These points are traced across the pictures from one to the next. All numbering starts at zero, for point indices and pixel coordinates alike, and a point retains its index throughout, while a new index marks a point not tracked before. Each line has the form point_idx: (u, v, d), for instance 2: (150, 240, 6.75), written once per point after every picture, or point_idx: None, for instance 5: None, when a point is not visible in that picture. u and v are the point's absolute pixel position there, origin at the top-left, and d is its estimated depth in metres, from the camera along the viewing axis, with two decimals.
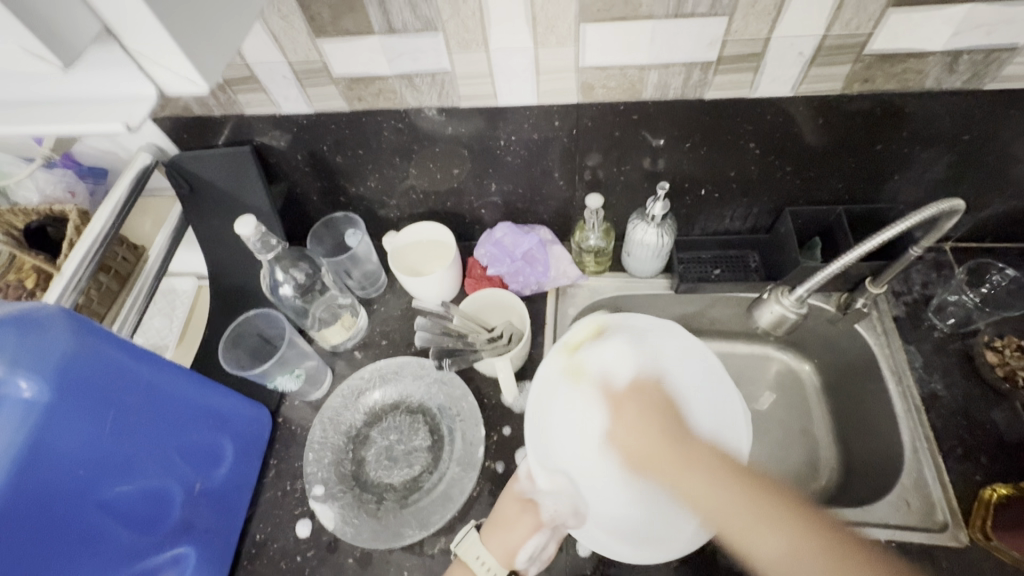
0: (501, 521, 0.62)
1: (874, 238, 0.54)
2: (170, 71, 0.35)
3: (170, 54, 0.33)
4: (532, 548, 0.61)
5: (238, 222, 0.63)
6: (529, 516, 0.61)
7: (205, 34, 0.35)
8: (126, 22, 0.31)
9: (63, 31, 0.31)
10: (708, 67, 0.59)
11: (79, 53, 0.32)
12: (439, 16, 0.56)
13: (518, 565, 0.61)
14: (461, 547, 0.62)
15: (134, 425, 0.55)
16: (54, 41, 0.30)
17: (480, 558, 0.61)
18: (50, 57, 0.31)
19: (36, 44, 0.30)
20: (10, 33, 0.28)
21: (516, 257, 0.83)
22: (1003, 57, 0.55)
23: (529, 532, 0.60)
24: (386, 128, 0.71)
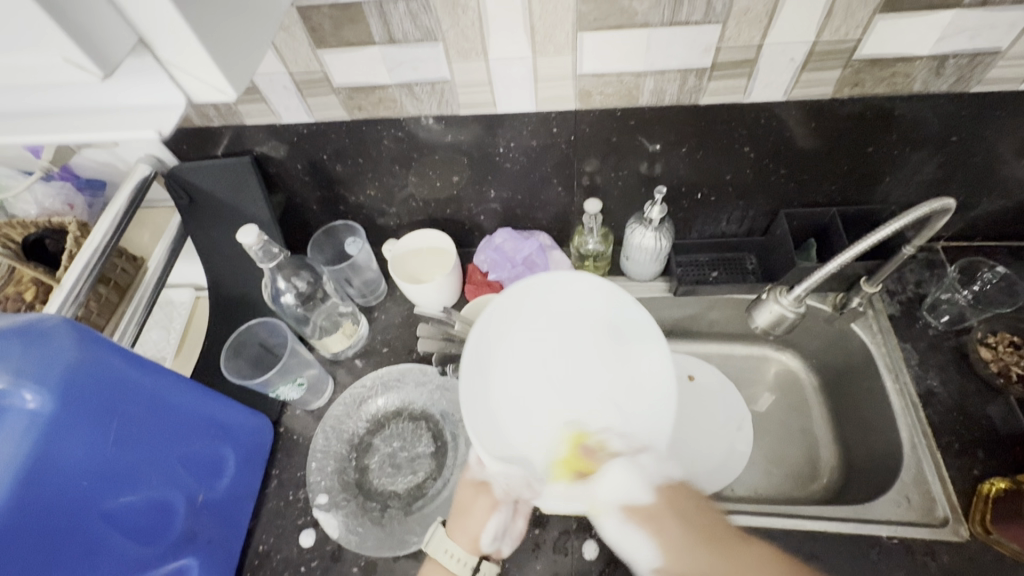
0: (459, 508, 0.64)
1: (869, 237, 0.55)
2: (199, 79, 0.35)
3: (203, 62, 0.34)
4: (496, 526, 0.62)
5: (241, 231, 0.63)
6: (483, 497, 0.63)
7: (233, 47, 0.36)
8: (164, 32, 0.32)
9: (98, 37, 0.30)
10: (702, 73, 0.60)
11: (116, 64, 0.32)
12: (439, 26, 0.57)
13: (485, 550, 0.62)
14: (428, 543, 0.61)
15: (137, 435, 0.55)
16: (90, 46, 0.30)
17: (447, 550, 0.60)
18: (90, 67, 0.31)
19: (77, 53, 0.29)
20: (53, 41, 0.29)
21: (517, 262, 0.84)
22: (987, 60, 0.57)
23: (487, 512, 0.62)
24: (386, 137, 0.72)
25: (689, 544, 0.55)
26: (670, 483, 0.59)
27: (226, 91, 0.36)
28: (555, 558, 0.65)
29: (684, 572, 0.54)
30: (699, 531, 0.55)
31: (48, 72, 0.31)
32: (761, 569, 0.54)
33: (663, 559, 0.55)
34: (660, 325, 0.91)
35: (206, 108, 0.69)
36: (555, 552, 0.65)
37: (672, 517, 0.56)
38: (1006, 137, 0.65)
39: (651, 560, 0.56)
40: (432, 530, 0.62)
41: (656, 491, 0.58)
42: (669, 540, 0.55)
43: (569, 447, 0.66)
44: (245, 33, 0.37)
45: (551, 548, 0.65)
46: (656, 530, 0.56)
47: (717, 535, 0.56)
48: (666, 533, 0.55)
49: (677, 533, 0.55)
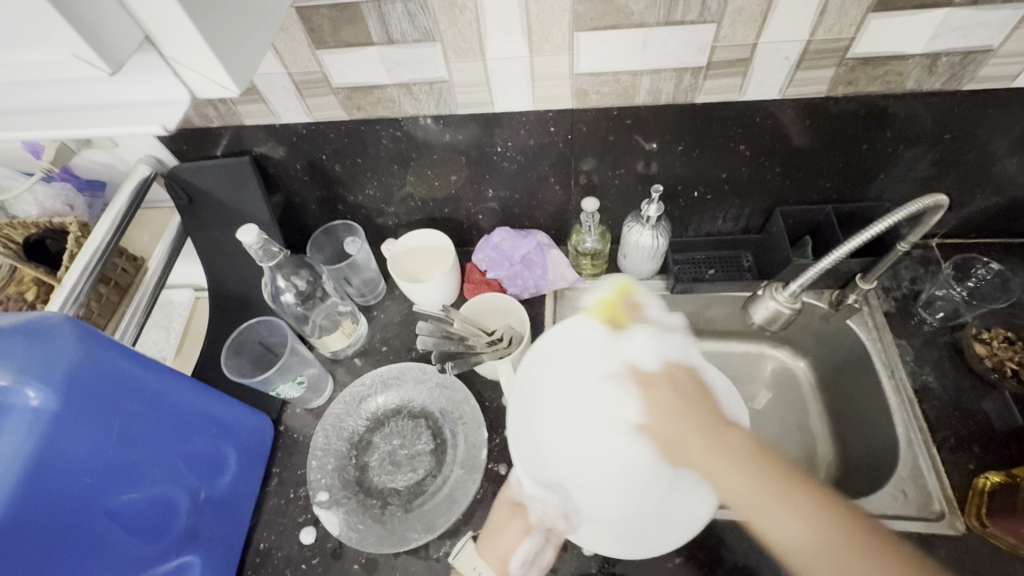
0: (492, 528, 0.61)
1: (863, 233, 0.56)
2: (200, 73, 0.36)
3: (205, 58, 0.35)
4: (526, 552, 0.59)
5: (241, 230, 0.64)
6: (518, 519, 0.60)
7: (235, 42, 0.36)
8: (166, 28, 0.32)
9: (106, 33, 0.31)
10: (698, 72, 0.61)
11: (123, 60, 0.32)
12: (437, 26, 0.57)
13: (514, 574, 0.59)
14: (456, 557, 0.61)
15: (140, 434, 0.56)
16: (96, 41, 0.30)
17: (474, 566, 0.60)
18: (98, 63, 0.31)
19: (86, 51, 0.30)
20: (63, 37, 0.29)
21: (514, 260, 0.84)
22: (979, 58, 0.57)
23: (519, 536, 0.59)
24: (385, 136, 0.72)
25: (677, 405, 0.55)
26: (668, 366, 0.59)
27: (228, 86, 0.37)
28: (554, 554, 0.65)
29: (666, 432, 0.55)
30: (688, 416, 0.54)
31: (56, 68, 0.31)
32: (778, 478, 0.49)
33: (655, 435, 0.56)
34: None
35: (206, 108, 0.69)
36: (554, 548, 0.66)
37: (671, 387, 0.57)
38: (999, 134, 0.66)
39: (638, 420, 0.57)
40: (460, 546, 0.62)
41: (664, 363, 0.60)
42: (656, 407, 0.56)
43: (614, 295, 0.65)
44: (246, 28, 0.37)
45: None
46: (651, 392, 0.57)
47: (761, 456, 0.50)
48: (663, 431, 0.55)
49: (666, 399, 0.56)
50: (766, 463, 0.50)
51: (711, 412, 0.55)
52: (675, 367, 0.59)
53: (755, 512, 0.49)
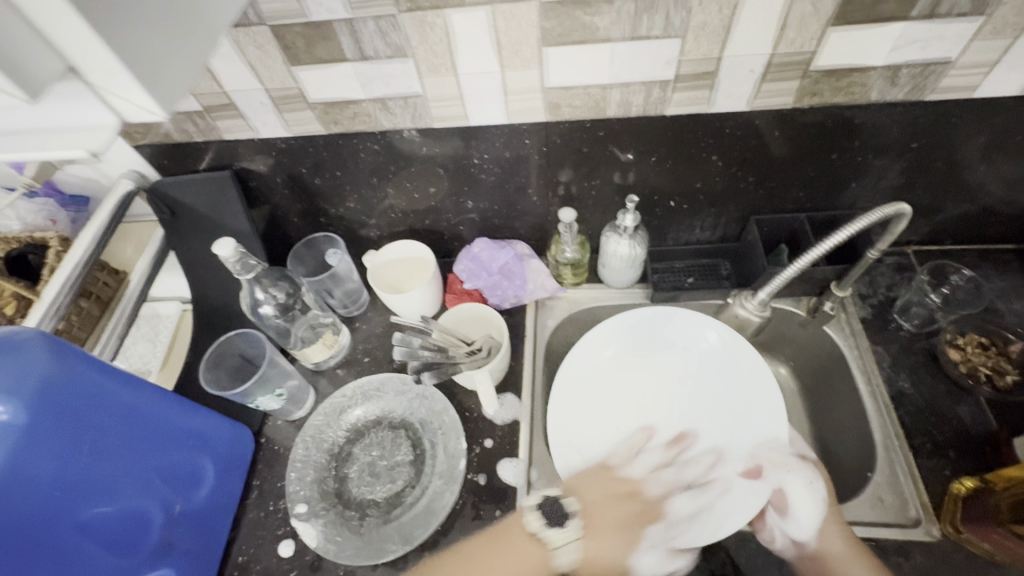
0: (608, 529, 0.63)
1: (826, 242, 0.57)
2: (123, 100, 0.33)
3: (125, 84, 0.32)
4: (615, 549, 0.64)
5: (217, 244, 0.64)
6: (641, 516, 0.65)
7: (157, 55, 0.33)
8: (79, 55, 0.30)
9: (22, 62, 0.30)
10: (666, 85, 0.62)
11: (43, 85, 0.31)
12: (408, 43, 0.58)
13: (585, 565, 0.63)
14: (560, 535, 0.60)
15: (111, 447, 0.55)
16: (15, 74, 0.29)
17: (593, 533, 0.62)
18: (16, 93, 0.30)
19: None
20: None
21: (493, 271, 0.84)
22: (939, 70, 0.59)
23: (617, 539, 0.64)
24: (364, 150, 0.73)
25: (825, 496, 0.66)
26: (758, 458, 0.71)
27: (152, 112, 0.34)
28: None
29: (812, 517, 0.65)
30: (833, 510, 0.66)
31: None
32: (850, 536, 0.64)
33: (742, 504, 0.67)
34: None
35: (185, 124, 0.70)
36: None
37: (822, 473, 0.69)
38: (964, 142, 0.67)
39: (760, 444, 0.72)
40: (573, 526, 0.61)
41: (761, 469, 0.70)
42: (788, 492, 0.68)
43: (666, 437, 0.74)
44: (173, 52, 0.34)
45: None
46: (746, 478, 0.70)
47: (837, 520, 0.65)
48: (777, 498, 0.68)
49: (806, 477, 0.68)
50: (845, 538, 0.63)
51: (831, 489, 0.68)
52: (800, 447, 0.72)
53: (839, 553, 0.62)
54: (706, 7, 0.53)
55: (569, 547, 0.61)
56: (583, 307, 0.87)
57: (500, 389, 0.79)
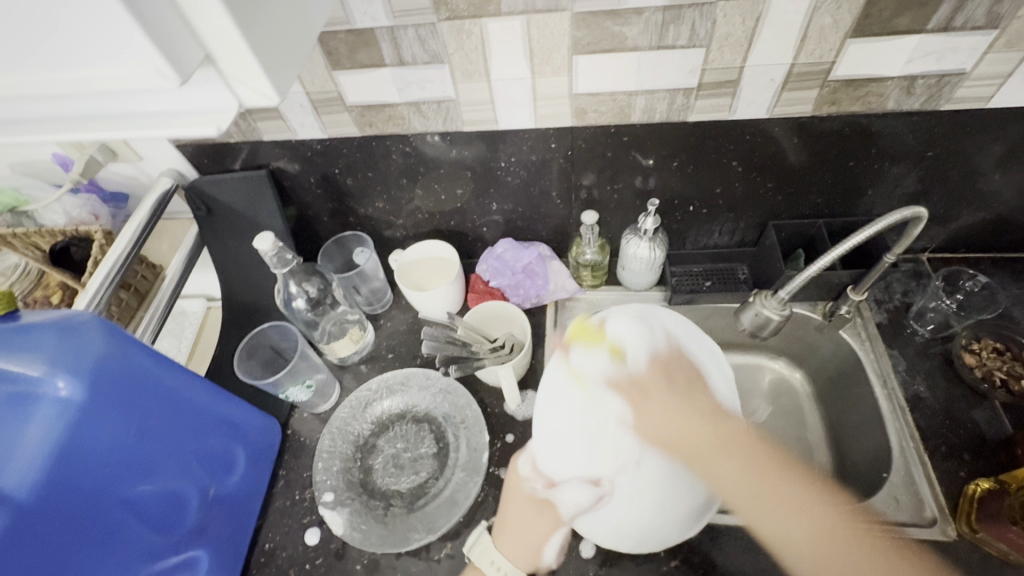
0: (514, 524, 0.63)
1: (846, 242, 0.58)
2: (249, 85, 0.34)
3: (253, 71, 0.34)
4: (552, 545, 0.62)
5: (257, 238, 0.67)
6: (548, 517, 0.60)
7: (273, 52, 0.35)
8: (216, 40, 0.31)
9: (176, 45, 0.30)
10: (689, 92, 0.64)
11: (190, 72, 0.32)
12: (445, 50, 0.61)
13: (539, 562, 0.63)
14: (472, 552, 0.64)
15: (156, 429, 0.58)
16: (172, 55, 0.30)
17: (492, 561, 0.63)
18: (169, 75, 0.30)
19: (159, 59, 0.30)
20: (144, 50, 0.29)
21: (517, 270, 0.87)
22: (954, 80, 0.61)
23: (548, 530, 0.61)
24: (395, 152, 0.76)
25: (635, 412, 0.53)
26: (644, 373, 0.55)
27: (270, 96, 0.35)
28: None
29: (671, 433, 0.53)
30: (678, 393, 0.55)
31: (128, 81, 0.31)
32: (751, 454, 0.55)
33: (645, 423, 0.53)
34: None
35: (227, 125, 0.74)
36: None
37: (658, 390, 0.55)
38: (977, 152, 0.69)
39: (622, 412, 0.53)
40: (478, 539, 0.65)
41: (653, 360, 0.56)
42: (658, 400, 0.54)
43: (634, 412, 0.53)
44: (287, 45, 0.37)
45: None
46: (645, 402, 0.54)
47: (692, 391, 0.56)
48: (657, 408, 0.54)
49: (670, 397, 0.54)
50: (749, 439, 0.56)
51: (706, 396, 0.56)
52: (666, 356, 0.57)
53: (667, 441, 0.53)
54: (730, 19, 0.56)
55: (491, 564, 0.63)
56: (602, 309, 0.89)
57: (522, 386, 0.81)
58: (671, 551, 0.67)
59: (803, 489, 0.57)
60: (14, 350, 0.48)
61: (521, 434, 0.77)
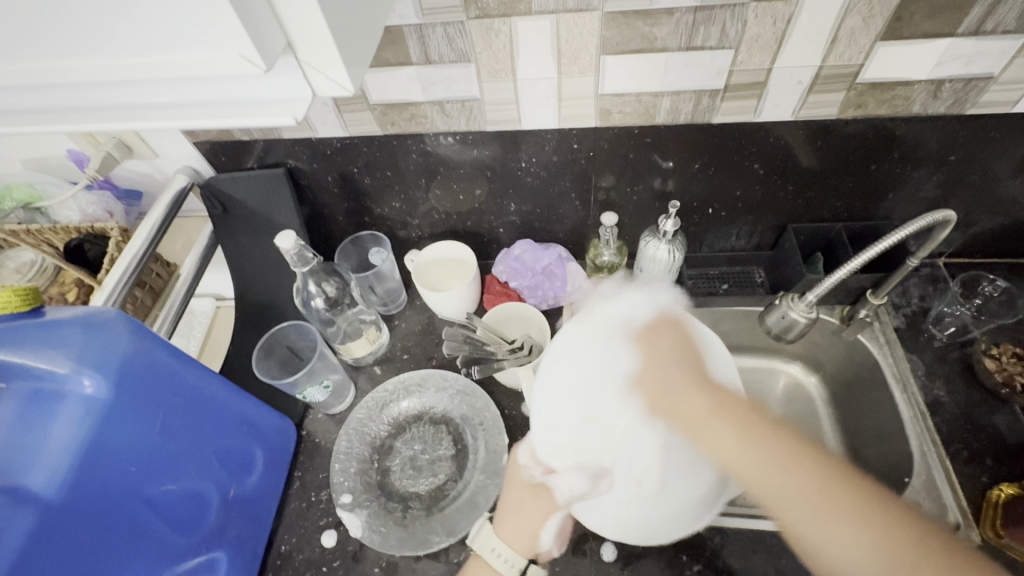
0: (512, 506, 0.59)
1: (874, 247, 0.59)
2: (326, 75, 0.37)
3: (332, 61, 0.36)
4: (552, 528, 0.58)
5: (279, 236, 0.66)
6: (544, 501, 0.57)
7: (348, 46, 0.37)
8: (302, 33, 0.34)
9: (264, 36, 0.32)
10: (715, 94, 0.64)
11: (274, 60, 0.33)
12: (473, 48, 0.61)
13: (541, 548, 0.58)
14: (474, 541, 0.58)
15: (178, 427, 0.57)
16: (261, 44, 0.32)
17: (494, 549, 0.57)
18: (259, 61, 0.32)
19: (251, 48, 0.31)
20: (236, 36, 0.30)
21: (536, 271, 0.87)
22: (980, 85, 0.61)
23: (546, 514, 0.57)
24: (415, 151, 0.76)
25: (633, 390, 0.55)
26: (636, 370, 0.56)
27: (346, 86, 0.37)
28: (573, 559, 0.66)
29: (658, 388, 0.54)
30: (684, 380, 0.54)
31: (213, 68, 0.32)
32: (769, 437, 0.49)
33: (649, 386, 0.54)
34: None
35: None
36: (576, 554, 0.67)
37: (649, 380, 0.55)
38: (1000, 157, 0.70)
39: (629, 371, 0.56)
40: (479, 526, 0.59)
41: (658, 312, 0.62)
42: (651, 353, 0.57)
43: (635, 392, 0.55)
44: (359, 41, 0.39)
45: (570, 551, 0.67)
46: (653, 342, 0.58)
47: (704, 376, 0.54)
48: (656, 368, 0.55)
49: (663, 359, 0.56)
50: (765, 421, 0.50)
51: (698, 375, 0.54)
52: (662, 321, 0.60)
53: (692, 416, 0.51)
54: (761, 21, 0.56)
55: (495, 553, 0.57)
56: None
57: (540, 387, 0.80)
58: (693, 555, 0.66)
59: (811, 475, 0.46)
60: (42, 347, 0.48)
61: None
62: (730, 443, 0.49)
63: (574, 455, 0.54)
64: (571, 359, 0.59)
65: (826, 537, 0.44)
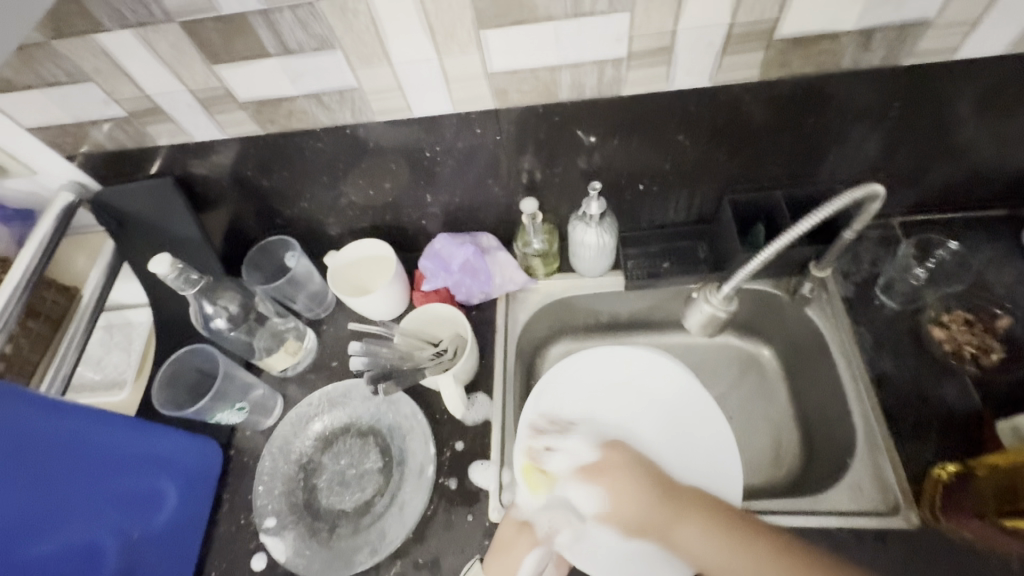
0: (501, 543, 0.62)
1: (786, 235, 0.54)
2: None
3: None
4: (532, 567, 0.59)
5: (153, 260, 0.61)
6: (525, 537, 0.60)
7: None
8: None
9: None
10: (619, 63, 0.57)
11: None
12: (334, 33, 0.53)
13: None
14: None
15: (53, 482, 0.57)
16: None
17: None
18: None
19: None
20: None
21: (453, 269, 0.80)
22: (915, 32, 0.54)
23: (527, 549, 0.60)
24: (308, 148, 0.69)
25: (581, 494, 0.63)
26: (605, 454, 0.62)
27: None
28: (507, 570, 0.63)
29: (642, 518, 0.58)
30: (639, 486, 0.59)
31: None
32: (768, 552, 0.54)
33: (605, 504, 0.59)
34: (618, 319, 0.89)
35: (116, 131, 0.67)
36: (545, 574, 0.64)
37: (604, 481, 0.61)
38: (949, 107, 0.63)
39: (596, 510, 0.59)
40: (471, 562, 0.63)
41: (601, 452, 0.62)
42: (615, 492, 0.58)
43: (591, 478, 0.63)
44: None
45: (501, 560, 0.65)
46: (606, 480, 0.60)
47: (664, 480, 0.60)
48: (657, 530, 0.58)
49: (628, 484, 0.59)
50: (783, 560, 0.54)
51: (697, 546, 0.56)
52: (612, 452, 0.62)
53: (662, 524, 0.58)
54: None
55: None
56: (556, 298, 0.84)
57: (470, 389, 0.77)
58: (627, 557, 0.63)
59: (707, 538, 0.56)
60: None
61: (472, 442, 0.74)
62: (707, 546, 0.56)
63: (576, 456, 0.62)
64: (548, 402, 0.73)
65: (710, 563, 0.55)
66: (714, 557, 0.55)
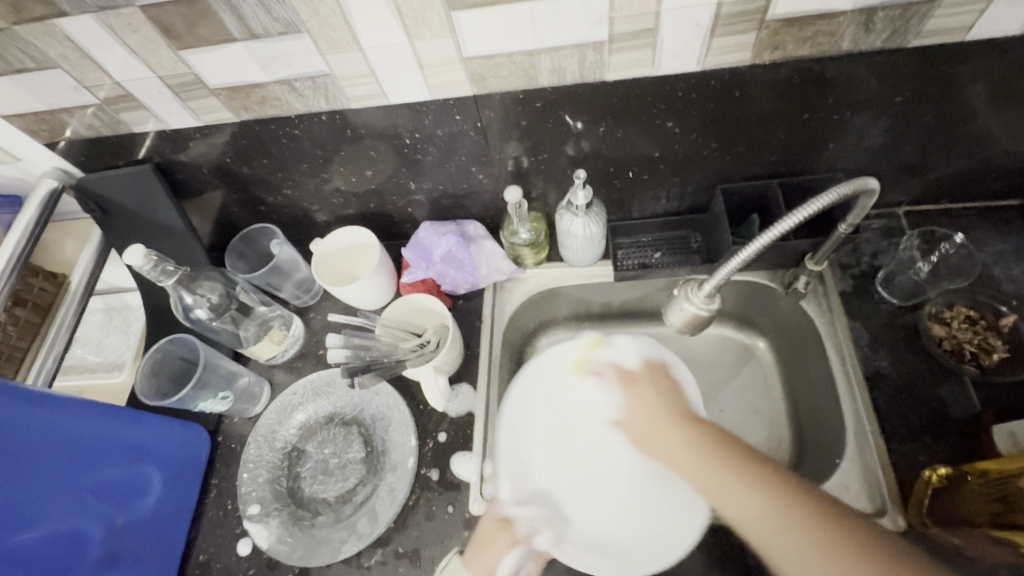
0: (480, 539, 0.56)
1: (769, 232, 0.51)
2: None
3: None
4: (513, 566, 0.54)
5: (128, 251, 0.61)
6: (507, 533, 0.56)
7: None
8: None
9: None
10: (601, 46, 0.54)
11: None
12: (299, 16, 0.51)
13: None
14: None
15: (33, 473, 0.56)
16: None
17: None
18: None
19: None
20: None
21: (436, 259, 0.78)
22: (922, 10, 0.50)
23: (507, 547, 0.54)
24: (284, 135, 0.67)
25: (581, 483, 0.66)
26: (648, 367, 0.64)
27: None
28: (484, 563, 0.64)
29: (638, 426, 0.61)
30: (657, 403, 0.60)
31: None
32: (762, 470, 0.51)
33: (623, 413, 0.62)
34: (609, 308, 0.88)
35: (90, 119, 0.66)
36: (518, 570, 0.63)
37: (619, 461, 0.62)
38: (959, 92, 0.58)
39: (618, 416, 0.64)
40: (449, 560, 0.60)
41: (643, 362, 0.64)
42: (642, 403, 0.61)
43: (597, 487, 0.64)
44: None
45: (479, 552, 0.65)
46: (633, 386, 0.63)
47: (677, 409, 0.60)
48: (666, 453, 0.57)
49: (649, 394, 0.62)
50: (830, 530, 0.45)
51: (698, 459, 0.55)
52: (654, 363, 0.64)
53: (674, 429, 0.57)
54: None
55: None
56: (544, 288, 0.83)
57: (453, 380, 0.76)
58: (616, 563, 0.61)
59: (738, 477, 0.51)
60: None
61: (455, 433, 0.73)
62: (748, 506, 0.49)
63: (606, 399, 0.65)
64: (526, 401, 0.70)
65: (739, 512, 0.50)
66: (753, 511, 0.49)
